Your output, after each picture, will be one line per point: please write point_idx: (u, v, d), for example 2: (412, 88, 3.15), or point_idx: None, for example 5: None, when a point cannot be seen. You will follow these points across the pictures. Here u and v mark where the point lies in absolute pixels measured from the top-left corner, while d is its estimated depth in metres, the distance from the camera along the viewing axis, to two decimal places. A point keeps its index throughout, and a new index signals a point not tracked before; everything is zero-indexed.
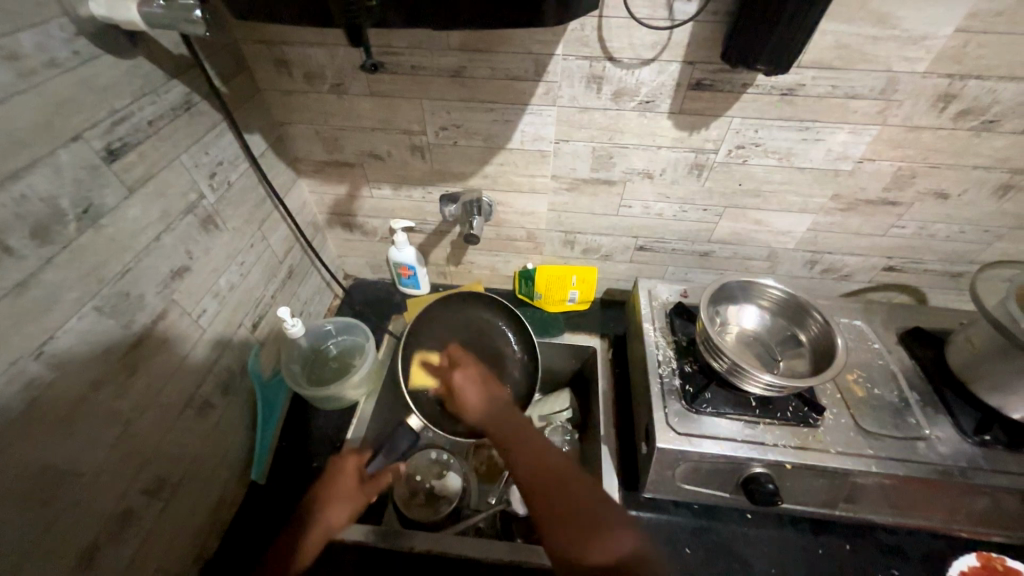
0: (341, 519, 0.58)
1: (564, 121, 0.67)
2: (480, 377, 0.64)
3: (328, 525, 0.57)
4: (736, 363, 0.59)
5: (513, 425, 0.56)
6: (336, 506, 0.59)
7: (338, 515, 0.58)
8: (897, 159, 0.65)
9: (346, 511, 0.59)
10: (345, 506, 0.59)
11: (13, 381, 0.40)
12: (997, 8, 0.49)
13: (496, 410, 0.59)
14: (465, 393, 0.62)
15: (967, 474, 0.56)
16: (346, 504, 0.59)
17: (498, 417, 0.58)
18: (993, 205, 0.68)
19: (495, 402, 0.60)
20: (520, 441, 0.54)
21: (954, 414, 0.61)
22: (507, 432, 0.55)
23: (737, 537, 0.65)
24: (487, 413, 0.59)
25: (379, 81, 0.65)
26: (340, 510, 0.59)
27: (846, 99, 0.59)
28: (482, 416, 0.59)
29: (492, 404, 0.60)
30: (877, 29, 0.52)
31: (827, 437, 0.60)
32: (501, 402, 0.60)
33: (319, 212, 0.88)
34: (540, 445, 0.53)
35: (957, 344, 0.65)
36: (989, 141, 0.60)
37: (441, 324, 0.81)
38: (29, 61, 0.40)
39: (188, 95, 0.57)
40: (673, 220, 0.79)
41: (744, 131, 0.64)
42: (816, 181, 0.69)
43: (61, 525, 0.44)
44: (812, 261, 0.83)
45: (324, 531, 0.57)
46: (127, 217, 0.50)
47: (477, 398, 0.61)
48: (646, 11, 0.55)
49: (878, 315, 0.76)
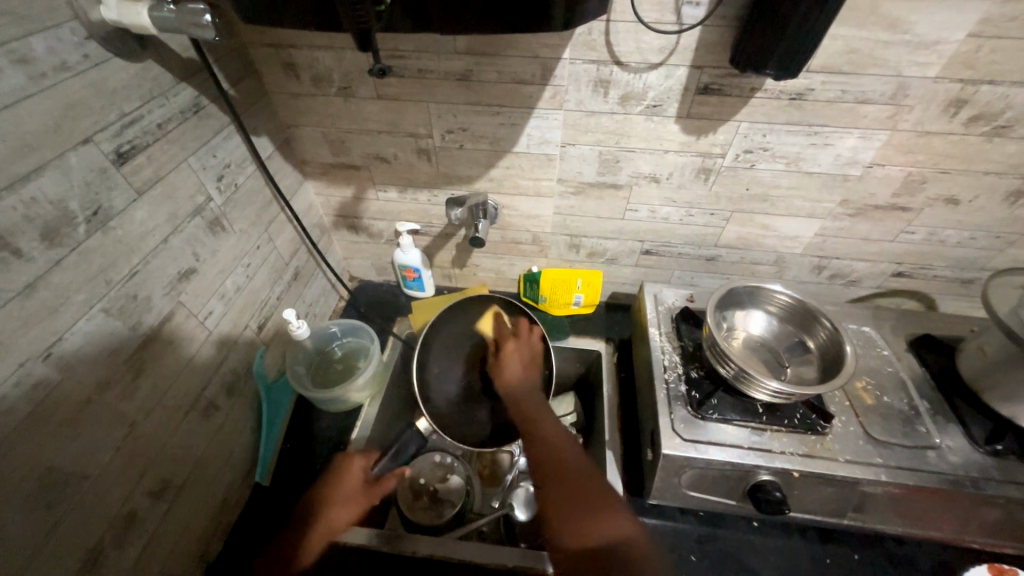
0: (344, 519, 0.62)
1: (570, 124, 0.66)
2: (529, 353, 0.69)
3: (333, 522, 0.61)
4: (743, 369, 0.58)
5: (537, 408, 0.62)
6: (342, 506, 0.62)
7: (342, 516, 0.62)
8: (907, 164, 0.64)
9: (349, 513, 0.62)
10: (349, 508, 0.63)
11: (21, 382, 0.40)
12: (1011, 13, 0.49)
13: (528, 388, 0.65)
14: (509, 363, 0.67)
15: (979, 485, 0.55)
16: (350, 505, 0.63)
17: (528, 395, 0.63)
18: (1005, 211, 0.67)
19: (529, 379, 0.66)
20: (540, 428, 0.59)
21: (965, 423, 0.60)
22: (533, 415, 0.61)
23: (743, 545, 0.64)
24: (519, 387, 0.64)
25: (386, 85, 0.65)
26: (343, 512, 0.62)
27: (856, 104, 0.58)
28: (514, 389, 0.64)
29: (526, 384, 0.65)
30: (888, 33, 0.52)
31: (836, 445, 0.59)
32: (534, 381, 0.66)
33: (325, 214, 0.89)
34: (558, 433, 0.59)
35: (968, 352, 0.64)
36: (1001, 146, 0.60)
37: (456, 326, 0.70)
38: (40, 65, 0.40)
39: (196, 98, 0.57)
40: (679, 224, 0.78)
41: (752, 136, 0.64)
42: (824, 186, 0.68)
43: (67, 526, 0.44)
44: (819, 266, 0.83)
45: (329, 527, 0.61)
46: (134, 220, 0.50)
47: (518, 369, 0.66)
48: (654, 15, 0.54)
49: (887, 321, 0.75)
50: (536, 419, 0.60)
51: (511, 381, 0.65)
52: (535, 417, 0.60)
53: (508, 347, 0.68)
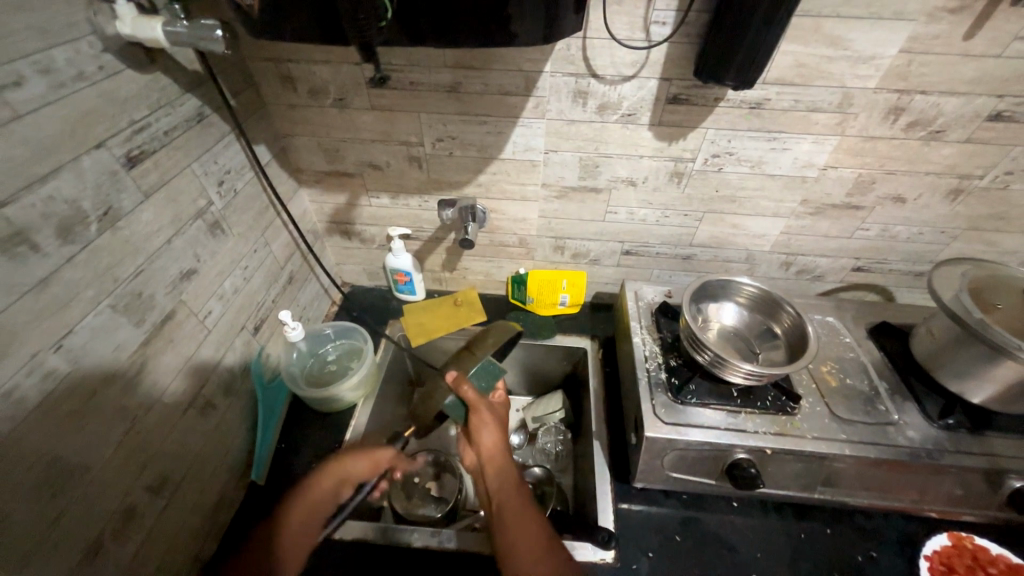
0: (323, 499, 0.62)
1: (553, 132, 0.71)
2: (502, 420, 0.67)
3: (315, 504, 0.61)
4: (719, 355, 0.62)
5: (501, 475, 0.63)
6: (323, 485, 0.63)
7: (321, 495, 0.62)
8: (858, 166, 0.70)
9: (326, 493, 0.62)
10: (331, 486, 0.63)
11: (34, 373, 0.42)
12: (935, 32, 0.56)
13: (504, 458, 0.65)
14: (484, 436, 0.64)
15: (934, 456, 0.60)
16: (328, 482, 0.63)
17: (492, 478, 0.64)
18: (947, 208, 0.74)
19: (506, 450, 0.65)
20: (501, 478, 0.63)
21: (920, 401, 0.66)
22: (513, 529, 0.57)
23: (725, 525, 0.68)
24: (495, 459, 0.64)
25: (380, 96, 0.70)
26: (321, 488, 0.62)
27: (808, 112, 0.65)
28: (492, 460, 0.64)
29: (501, 449, 0.65)
30: (832, 50, 0.58)
31: (804, 423, 0.63)
32: (515, 479, 0.63)
33: (318, 220, 0.92)
34: (507, 469, 0.64)
35: (920, 336, 0.70)
36: (938, 149, 0.67)
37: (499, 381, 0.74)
38: (60, 74, 0.43)
39: (200, 108, 0.60)
40: (656, 225, 0.84)
41: (718, 141, 0.69)
42: (786, 187, 0.74)
43: (70, 516, 0.45)
44: (787, 263, 0.89)
45: (311, 507, 0.61)
46: (141, 221, 0.53)
47: (498, 448, 0.65)
48: (625, 33, 0.60)
49: (849, 312, 0.81)
50: (514, 524, 0.57)
51: (497, 465, 0.64)
52: (510, 518, 0.58)
53: (484, 416, 0.65)
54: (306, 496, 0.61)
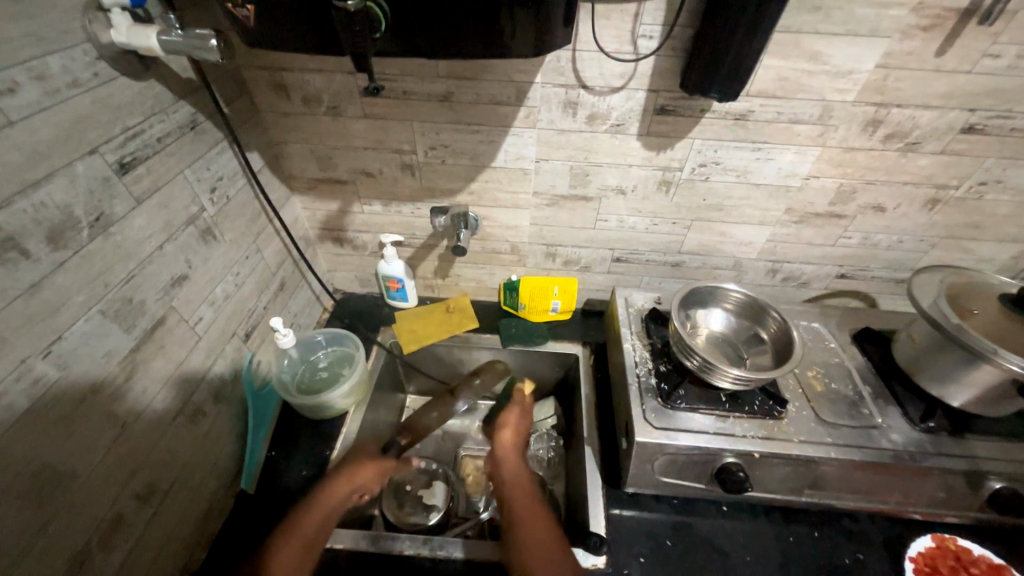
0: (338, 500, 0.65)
1: (543, 141, 0.73)
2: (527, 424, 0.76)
3: (331, 507, 0.64)
4: (707, 360, 0.63)
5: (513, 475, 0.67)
6: (339, 488, 0.66)
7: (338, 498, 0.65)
8: (839, 176, 0.73)
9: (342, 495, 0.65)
10: (346, 489, 0.66)
11: (23, 379, 0.41)
12: (908, 48, 0.58)
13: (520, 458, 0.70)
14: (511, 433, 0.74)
15: (916, 458, 0.61)
16: (346, 486, 0.66)
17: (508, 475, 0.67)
18: (925, 216, 0.77)
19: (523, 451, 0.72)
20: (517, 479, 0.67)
21: (903, 404, 0.67)
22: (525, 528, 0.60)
23: (715, 529, 0.68)
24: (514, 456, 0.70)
25: (374, 105, 0.71)
26: (339, 490, 0.65)
27: (790, 123, 0.67)
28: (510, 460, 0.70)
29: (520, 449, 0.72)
30: (812, 64, 0.60)
31: (791, 427, 0.64)
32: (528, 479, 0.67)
33: (310, 227, 0.92)
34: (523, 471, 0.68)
35: (902, 341, 0.72)
36: (915, 160, 0.69)
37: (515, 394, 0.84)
38: (55, 81, 0.43)
39: (193, 115, 0.61)
40: (645, 233, 0.85)
41: (704, 151, 0.71)
42: (771, 196, 0.76)
43: (58, 524, 0.44)
44: (773, 270, 0.91)
45: (327, 510, 0.63)
46: (134, 227, 0.53)
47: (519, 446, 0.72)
48: (614, 46, 0.62)
49: (833, 318, 0.83)
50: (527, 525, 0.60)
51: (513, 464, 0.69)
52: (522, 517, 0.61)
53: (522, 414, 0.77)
54: (322, 500, 0.64)
